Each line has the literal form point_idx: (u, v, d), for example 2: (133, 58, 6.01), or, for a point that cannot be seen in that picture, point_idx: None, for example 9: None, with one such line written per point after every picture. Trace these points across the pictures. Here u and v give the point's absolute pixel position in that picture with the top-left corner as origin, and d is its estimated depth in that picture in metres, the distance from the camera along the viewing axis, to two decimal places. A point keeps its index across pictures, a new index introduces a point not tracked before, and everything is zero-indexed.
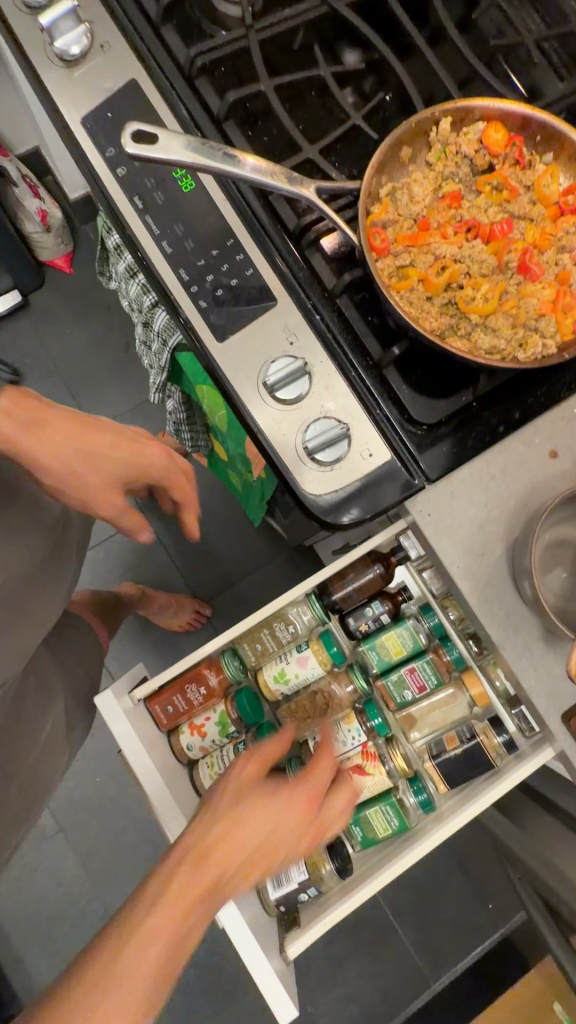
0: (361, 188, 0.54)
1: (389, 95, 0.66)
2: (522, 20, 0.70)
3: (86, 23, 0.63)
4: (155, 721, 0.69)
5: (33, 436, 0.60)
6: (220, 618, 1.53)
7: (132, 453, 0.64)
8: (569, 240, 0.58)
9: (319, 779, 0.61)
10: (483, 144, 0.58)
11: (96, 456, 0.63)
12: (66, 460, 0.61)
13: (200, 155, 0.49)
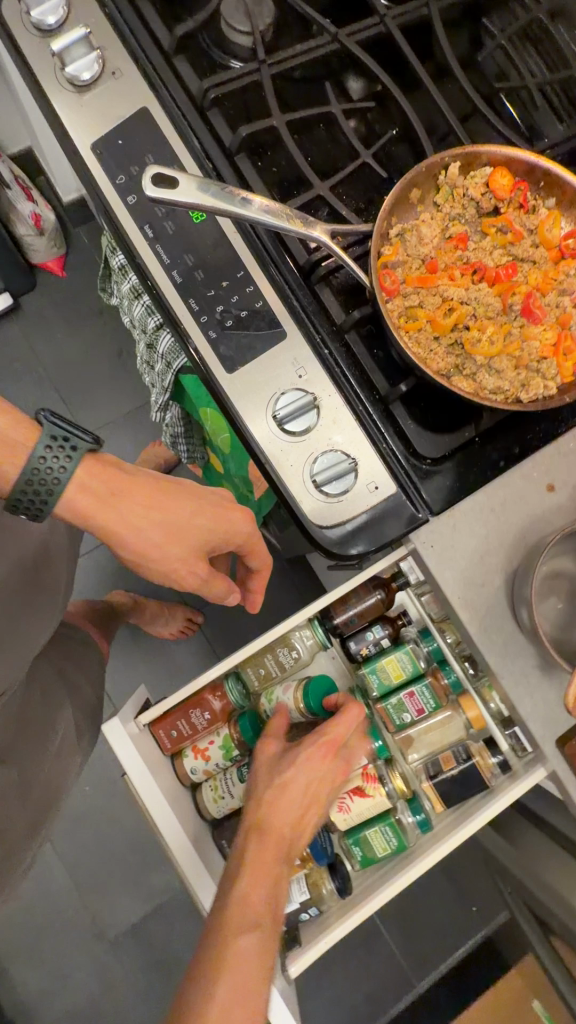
0: (372, 232, 0.55)
1: (396, 132, 0.67)
2: (524, 62, 0.72)
3: (98, 49, 0.64)
4: (159, 746, 0.70)
5: (116, 513, 0.57)
6: (212, 628, 1.53)
7: (216, 524, 0.61)
8: (569, 284, 0.61)
9: (338, 732, 0.65)
10: (489, 188, 0.60)
11: (180, 528, 0.59)
12: (150, 534, 0.58)
13: (214, 197, 0.50)
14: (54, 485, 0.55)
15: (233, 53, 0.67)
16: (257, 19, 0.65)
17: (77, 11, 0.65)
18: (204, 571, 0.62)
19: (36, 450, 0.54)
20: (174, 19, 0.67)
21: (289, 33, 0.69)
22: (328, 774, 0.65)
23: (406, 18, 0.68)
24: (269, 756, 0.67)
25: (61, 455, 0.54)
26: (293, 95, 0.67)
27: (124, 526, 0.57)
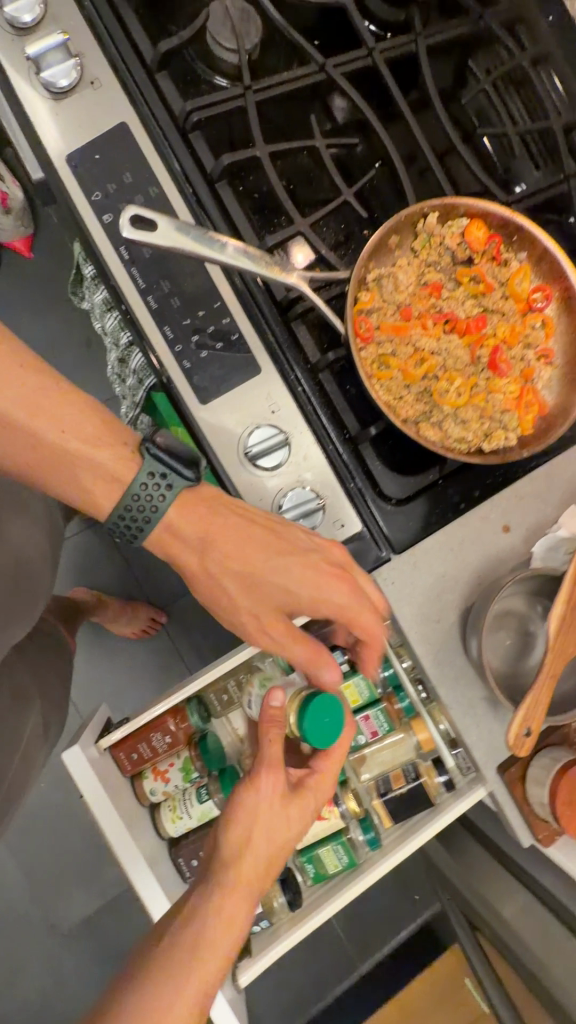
0: (350, 279, 0.56)
1: (378, 167, 0.68)
2: (505, 107, 0.73)
3: (76, 56, 0.61)
4: (118, 766, 0.71)
5: (200, 552, 0.56)
6: (177, 629, 1.53)
7: (320, 587, 0.57)
8: (535, 337, 0.63)
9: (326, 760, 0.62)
10: (465, 238, 0.61)
11: (263, 581, 0.57)
12: (233, 588, 0.57)
13: (189, 240, 0.51)
14: (147, 519, 0.53)
15: (219, 71, 0.65)
16: (244, 40, 0.64)
17: (56, 12, 0.62)
18: (286, 634, 0.58)
19: (136, 480, 0.52)
20: (159, 30, 0.64)
21: (276, 56, 0.68)
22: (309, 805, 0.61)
23: (394, 53, 0.68)
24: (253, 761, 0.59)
25: (158, 491, 0.52)
26: (278, 122, 0.67)
27: (201, 566, 0.56)
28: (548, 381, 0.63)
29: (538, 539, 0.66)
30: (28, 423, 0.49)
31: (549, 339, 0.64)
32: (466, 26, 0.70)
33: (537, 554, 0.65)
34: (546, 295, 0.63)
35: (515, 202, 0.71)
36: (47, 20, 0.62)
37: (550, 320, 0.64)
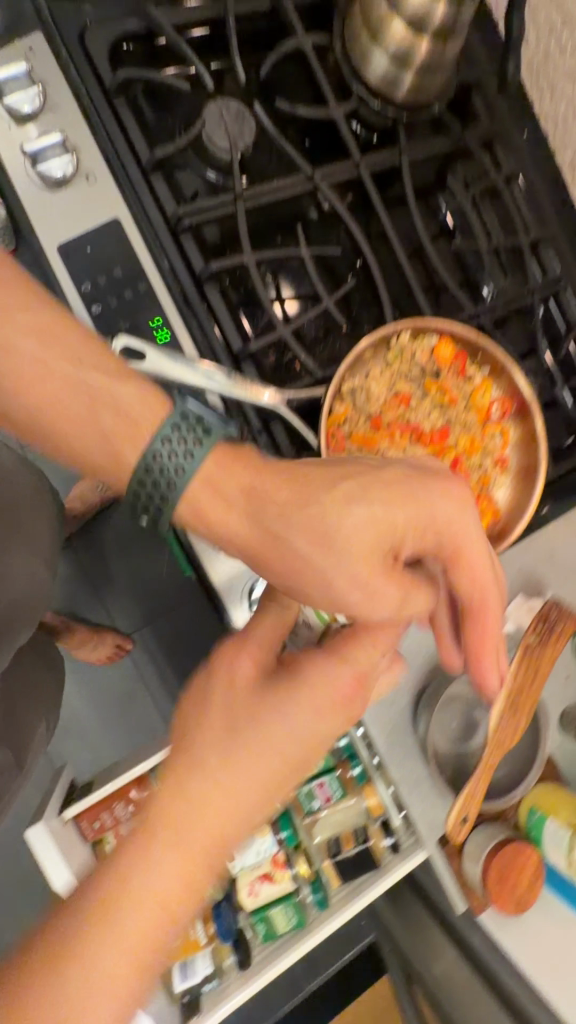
0: (326, 396, 0.60)
1: (359, 264, 0.72)
2: (479, 219, 0.79)
3: (72, 151, 0.63)
4: (81, 833, 0.78)
5: (258, 527, 0.47)
6: (143, 657, 1.54)
7: (421, 532, 0.49)
8: (494, 447, 0.69)
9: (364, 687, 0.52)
10: (434, 355, 0.66)
11: (352, 541, 0.47)
12: (329, 568, 0.48)
13: (179, 366, 0.58)
14: (173, 481, 0.46)
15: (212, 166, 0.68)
16: (237, 142, 0.67)
17: (55, 105, 0.64)
18: (391, 591, 0.49)
19: (159, 432, 0.45)
20: (155, 130, 0.67)
21: (266, 155, 0.72)
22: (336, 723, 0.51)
23: (378, 166, 0.72)
24: (259, 737, 0.47)
25: (189, 442, 0.45)
26: (268, 224, 0.71)
27: (267, 543, 0.48)
28: (503, 489, 0.69)
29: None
30: (62, 372, 0.44)
31: (506, 450, 0.70)
32: (445, 147, 0.76)
33: None
34: (505, 411, 0.68)
35: (484, 310, 0.76)
36: (45, 113, 0.63)
37: (508, 432, 0.70)
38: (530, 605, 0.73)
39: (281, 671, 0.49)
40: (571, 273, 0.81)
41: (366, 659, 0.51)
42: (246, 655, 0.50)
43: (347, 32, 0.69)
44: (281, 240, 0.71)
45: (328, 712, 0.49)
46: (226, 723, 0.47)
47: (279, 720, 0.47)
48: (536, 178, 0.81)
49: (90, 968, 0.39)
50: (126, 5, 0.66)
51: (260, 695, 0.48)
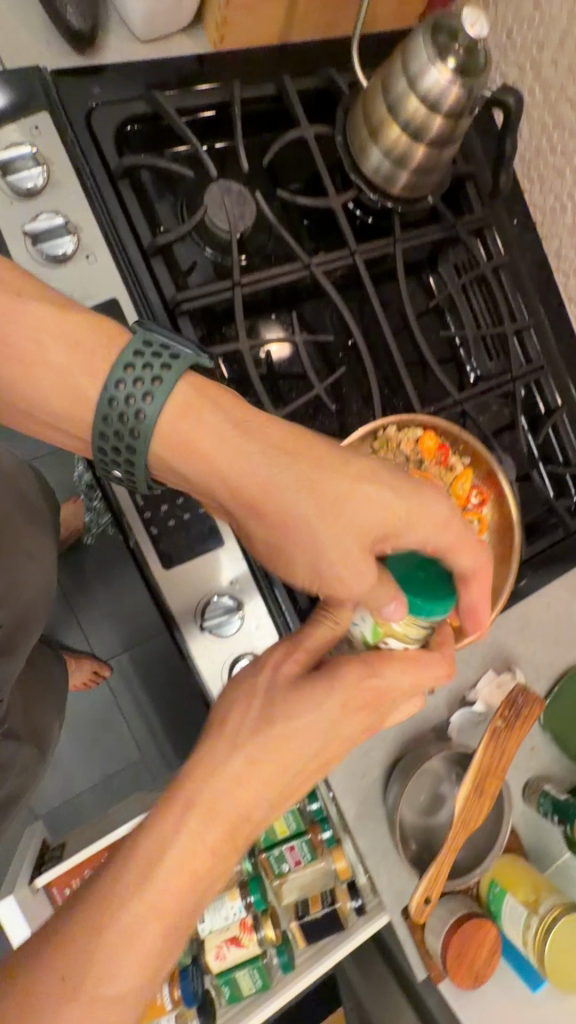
0: None
1: (351, 343, 0.75)
2: (468, 303, 0.81)
3: (74, 230, 0.63)
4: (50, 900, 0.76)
5: (246, 460, 0.50)
6: (119, 685, 1.46)
7: (408, 530, 0.52)
8: (471, 533, 0.72)
9: (398, 692, 0.54)
10: (418, 446, 0.69)
11: (347, 512, 0.51)
12: (303, 503, 0.50)
13: None
14: (137, 421, 0.49)
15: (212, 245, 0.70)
16: (237, 226, 0.69)
17: (59, 182, 0.64)
18: (364, 566, 0.51)
19: (116, 376, 0.48)
20: (157, 216, 0.69)
21: (264, 236, 0.74)
22: (363, 717, 0.54)
23: (372, 254, 0.75)
24: (292, 730, 0.51)
25: (148, 381, 0.48)
26: (265, 304, 0.73)
27: (252, 480, 0.50)
28: None
29: (458, 706, 0.77)
30: (28, 333, 0.48)
31: (483, 535, 0.73)
32: (439, 235, 0.78)
33: (455, 722, 0.76)
34: (482, 499, 0.72)
35: (469, 394, 0.79)
36: (49, 190, 0.64)
37: (486, 517, 0.73)
38: (498, 680, 0.77)
39: (328, 684, 0.52)
40: (552, 358, 0.85)
41: (397, 684, 0.54)
42: (291, 660, 0.53)
43: (349, 128, 0.71)
44: (276, 317, 0.74)
45: (362, 708, 0.53)
46: (267, 722, 0.51)
47: (314, 715, 0.52)
48: (524, 265, 0.85)
49: (131, 950, 0.43)
50: (134, 89, 0.68)
51: (298, 706, 0.51)
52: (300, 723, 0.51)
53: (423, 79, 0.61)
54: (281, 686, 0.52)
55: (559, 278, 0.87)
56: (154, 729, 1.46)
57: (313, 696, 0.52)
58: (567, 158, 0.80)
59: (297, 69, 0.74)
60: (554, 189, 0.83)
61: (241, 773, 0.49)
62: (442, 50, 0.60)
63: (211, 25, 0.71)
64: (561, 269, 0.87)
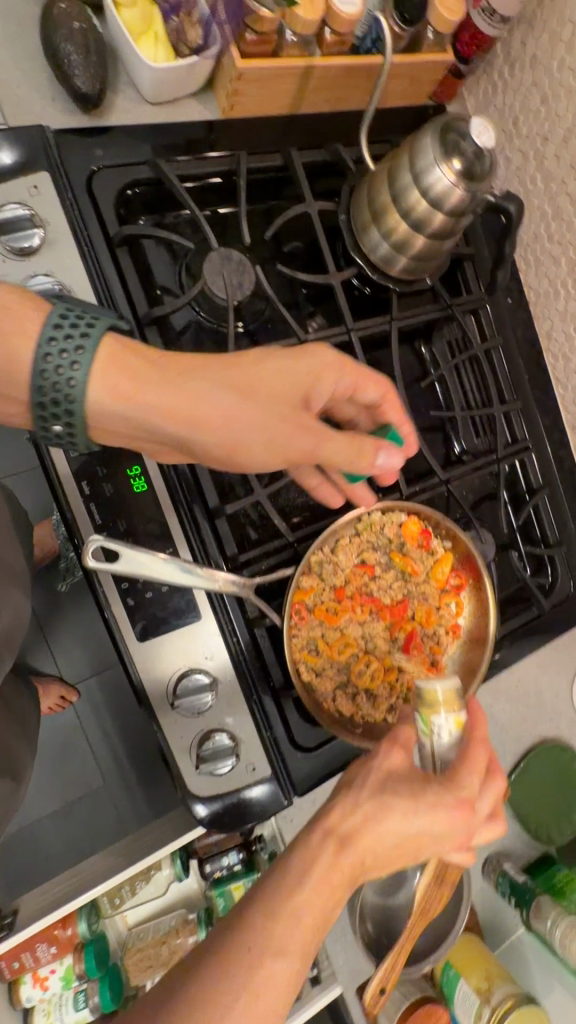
0: (293, 576, 0.62)
1: None
2: (459, 381, 0.83)
3: (69, 294, 0.62)
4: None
5: (182, 389, 0.50)
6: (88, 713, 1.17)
7: (321, 380, 0.57)
8: (448, 617, 0.72)
9: (472, 783, 0.49)
10: (401, 530, 0.70)
11: (267, 380, 0.55)
12: (248, 408, 0.53)
13: (157, 562, 0.58)
14: (71, 384, 0.46)
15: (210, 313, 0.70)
16: (235, 296, 0.68)
17: (57, 241, 0.62)
18: (309, 426, 0.56)
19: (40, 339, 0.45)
20: (154, 285, 0.68)
21: (261, 302, 0.73)
22: (458, 828, 0.47)
23: (369, 331, 0.75)
24: (398, 829, 0.46)
25: (75, 335, 0.45)
26: None
27: (192, 395, 0.50)
28: (452, 655, 0.73)
29: None
30: None
31: (460, 620, 0.73)
32: (435, 313, 0.79)
33: None
34: (462, 581, 0.72)
35: (456, 472, 0.80)
36: (45, 250, 0.62)
37: (463, 599, 0.73)
38: None
39: (420, 785, 0.48)
40: (537, 439, 0.87)
41: (471, 783, 0.48)
42: (396, 753, 0.51)
43: (353, 208, 0.71)
44: None
45: (456, 813, 0.47)
46: (383, 797, 0.47)
47: (401, 817, 0.46)
48: (514, 345, 0.86)
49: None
50: (140, 152, 0.67)
51: (395, 798, 0.47)
52: (390, 826, 0.45)
53: (429, 178, 0.62)
54: (388, 780, 0.49)
55: (548, 358, 0.88)
56: (123, 765, 1.15)
57: (403, 788, 0.48)
58: (563, 248, 0.81)
59: (304, 142, 0.74)
60: (548, 274, 0.84)
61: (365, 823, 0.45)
62: (448, 150, 0.61)
63: (221, 94, 0.70)
64: (550, 351, 0.88)
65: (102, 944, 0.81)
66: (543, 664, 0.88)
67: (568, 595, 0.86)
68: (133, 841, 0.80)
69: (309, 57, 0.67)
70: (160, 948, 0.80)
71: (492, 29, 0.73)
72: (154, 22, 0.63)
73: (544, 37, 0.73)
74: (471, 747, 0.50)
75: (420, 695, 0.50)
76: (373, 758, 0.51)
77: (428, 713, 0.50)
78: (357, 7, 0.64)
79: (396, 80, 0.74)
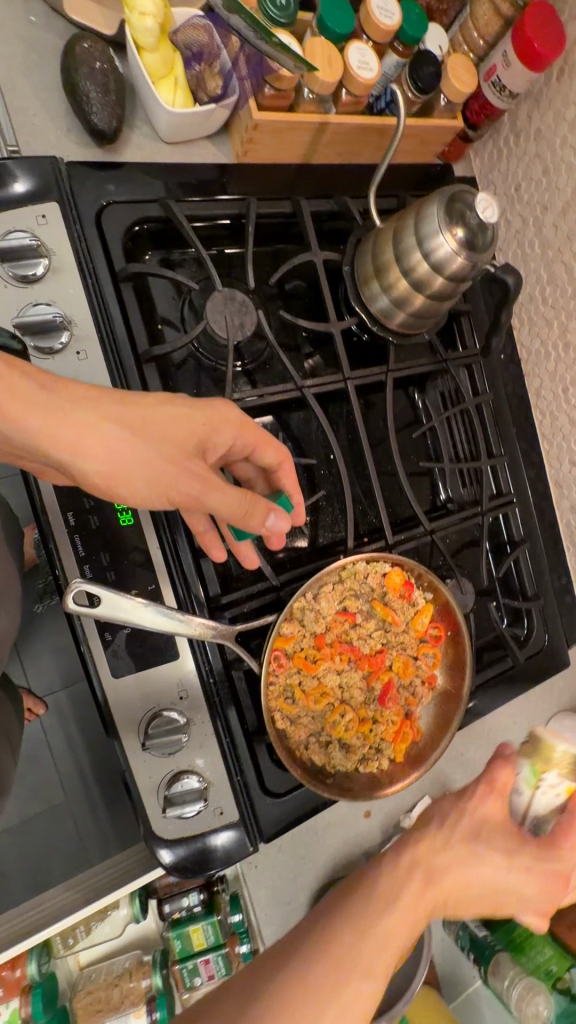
0: (274, 625, 0.62)
1: (332, 460, 0.77)
2: (448, 432, 0.85)
3: (69, 326, 0.61)
4: None
5: (60, 419, 0.51)
6: (52, 728, 1.06)
7: (220, 433, 0.59)
8: (424, 668, 0.73)
9: (569, 852, 0.53)
10: (384, 579, 0.70)
11: (160, 423, 0.55)
12: (134, 445, 0.54)
13: (136, 605, 0.58)
14: None
15: (212, 350, 0.70)
16: (236, 336, 0.68)
17: (61, 271, 0.62)
18: (196, 474, 0.57)
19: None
20: (154, 320, 0.69)
21: (262, 342, 0.73)
22: (549, 890, 0.52)
23: (366, 378, 0.76)
24: (488, 874, 0.50)
25: None
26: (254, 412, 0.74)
27: (79, 425, 0.51)
28: (427, 706, 0.74)
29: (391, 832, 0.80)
30: None
31: (436, 671, 0.74)
32: (430, 366, 0.80)
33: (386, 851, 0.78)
34: (440, 632, 0.73)
35: (443, 520, 0.81)
36: (47, 279, 0.61)
37: (440, 651, 0.74)
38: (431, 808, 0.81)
39: (519, 840, 0.53)
40: (521, 493, 0.88)
41: (570, 856, 0.53)
42: (491, 800, 0.55)
43: (358, 259, 0.73)
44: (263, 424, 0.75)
45: (547, 876, 0.52)
46: (473, 843, 0.51)
47: (495, 869, 0.51)
48: (504, 401, 0.88)
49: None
50: (153, 189, 0.67)
51: (490, 851, 0.51)
52: (478, 874, 0.49)
53: (432, 243, 0.63)
54: (480, 824, 0.53)
55: (535, 415, 0.91)
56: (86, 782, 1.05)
57: (500, 843, 0.52)
58: (555, 313, 0.83)
59: (315, 190, 0.76)
60: (540, 335, 0.87)
61: (454, 864, 0.49)
62: (452, 220, 0.63)
63: (237, 139, 0.71)
64: (538, 408, 0.91)
65: (52, 984, 0.79)
66: (514, 713, 0.90)
67: (542, 648, 0.88)
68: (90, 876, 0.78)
69: (325, 113, 0.69)
70: (112, 990, 0.79)
71: (500, 102, 0.76)
72: (175, 67, 0.63)
73: (549, 115, 0.76)
74: (571, 819, 0.55)
75: (538, 748, 0.56)
76: (468, 800, 0.54)
77: (540, 766, 0.56)
78: (373, 73, 0.66)
79: (407, 140, 0.76)
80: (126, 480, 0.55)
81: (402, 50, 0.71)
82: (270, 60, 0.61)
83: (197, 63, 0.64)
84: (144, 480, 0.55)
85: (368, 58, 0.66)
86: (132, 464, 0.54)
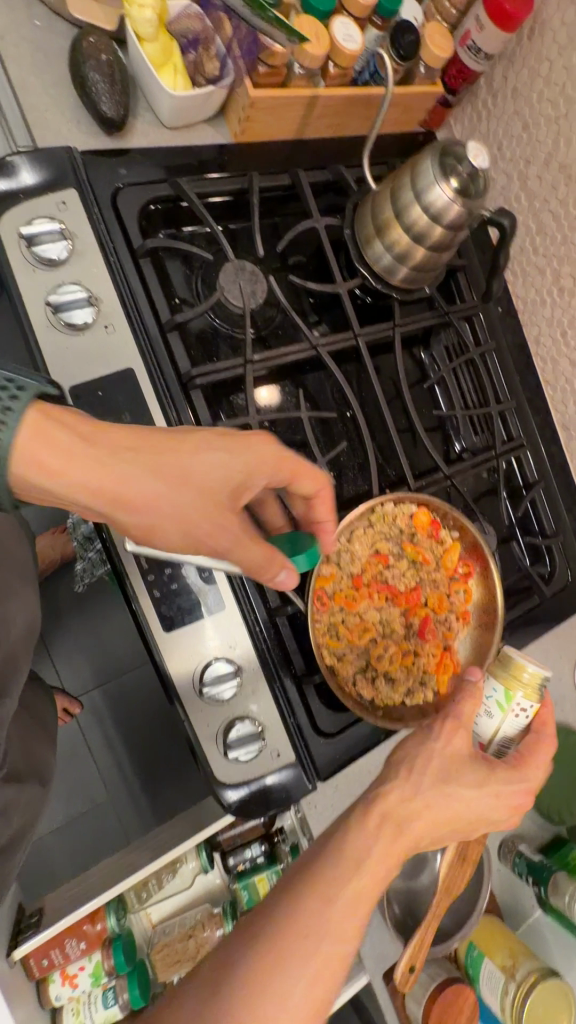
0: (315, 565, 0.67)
1: (349, 415, 0.81)
2: (457, 382, 0.88)
3: (95, 302, 0.65)
4: (26, 972, 0.77)
5: None
6: (90, 719, 1.08)
7: (255, 472, 0.55)
8: (458, 602, 0.76)
9: (535, 767, 0.60)
10: (412, 520, 0.73)
11: None
12: None
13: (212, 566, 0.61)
14: None
15: (228, 318, 0.74)
16: (250, 301, 0.73)
17: (83, 249, 0.66)
18: (186, 490, 0.52)
19: None
20: (172, 293, 0.73)
21: (272, 308, 0.78)
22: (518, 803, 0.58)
23: (375, 335, 0.80)
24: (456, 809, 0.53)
25: None
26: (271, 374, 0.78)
27: None
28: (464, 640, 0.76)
29: None
30: None
31: (470, 604, 0.77)
32: (433, 320, 0.85)
33: None
34: (469, 569, 0.76)
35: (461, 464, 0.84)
36: (72, 261, 0.65)
37: (471, 587, 0.77)
38: None
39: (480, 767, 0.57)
40: (531, 438, 0.92)
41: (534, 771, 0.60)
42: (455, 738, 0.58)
43: (358, 222, 0.77)
44: (282, 385, 0.79)
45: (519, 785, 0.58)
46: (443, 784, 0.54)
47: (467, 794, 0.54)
48: (506, 350, 0.92)
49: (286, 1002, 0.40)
50: (157, 171, 0.72)
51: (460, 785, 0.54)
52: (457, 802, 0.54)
53: (429, 196, 0.67)
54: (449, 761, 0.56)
55: (537, 364, 0.94)
56: (127, 769, 1.07)
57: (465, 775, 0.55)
58: (547, 260, 0.87)
59: (309, 162, 0.80)
60: (534, 283, 0.91)
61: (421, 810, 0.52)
62: (446, 171, 0.67)
63: (233, 120, 0.76)
64: (539, 356, 0.94)
65: (129, 940, 0.85)
66: (546, 650, 0.93)
67: (566, 583, 0.91)
68: (158, 838, 0.80)
69: (315, 87, 0.73)
70: (188, 941, 0.84)
71: (476, 65, 0.81)
72: (174, 55, 0.69)
73: (524, 72, 0.81)
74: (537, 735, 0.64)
75: (506, 665, 0.64)
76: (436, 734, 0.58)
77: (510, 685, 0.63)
78: (358, 44, 0.70)
79: (392, 109, 0.81)
80: (108, 491, 0.50)
81: (380, 24, 0.75)
82: (263, 35, 0.65)
83: (194, 48, 0.69)
84: (141, 498, 0.51)
85: (351, 32, 0.71)
86: (144, 454, 0.51)
